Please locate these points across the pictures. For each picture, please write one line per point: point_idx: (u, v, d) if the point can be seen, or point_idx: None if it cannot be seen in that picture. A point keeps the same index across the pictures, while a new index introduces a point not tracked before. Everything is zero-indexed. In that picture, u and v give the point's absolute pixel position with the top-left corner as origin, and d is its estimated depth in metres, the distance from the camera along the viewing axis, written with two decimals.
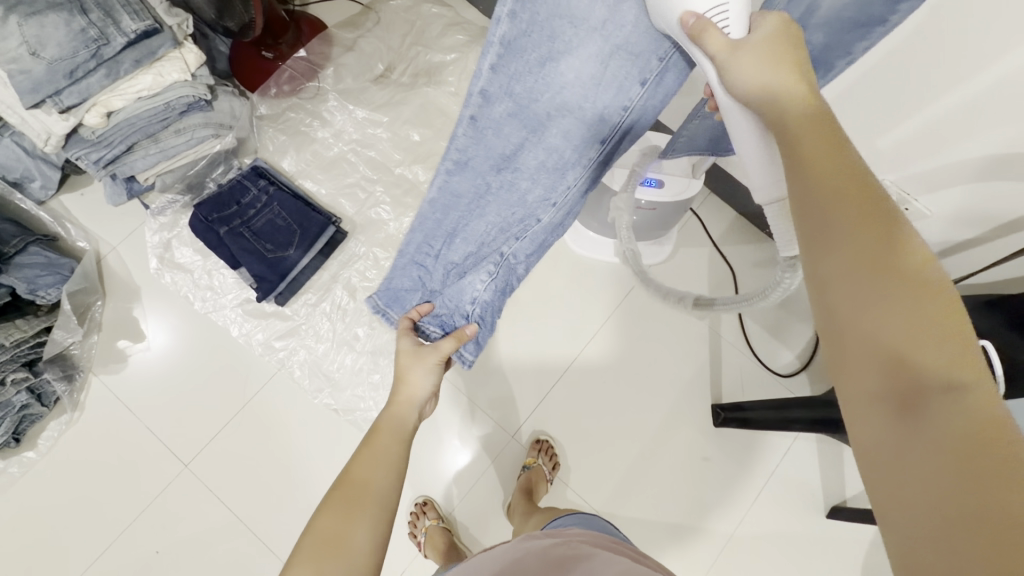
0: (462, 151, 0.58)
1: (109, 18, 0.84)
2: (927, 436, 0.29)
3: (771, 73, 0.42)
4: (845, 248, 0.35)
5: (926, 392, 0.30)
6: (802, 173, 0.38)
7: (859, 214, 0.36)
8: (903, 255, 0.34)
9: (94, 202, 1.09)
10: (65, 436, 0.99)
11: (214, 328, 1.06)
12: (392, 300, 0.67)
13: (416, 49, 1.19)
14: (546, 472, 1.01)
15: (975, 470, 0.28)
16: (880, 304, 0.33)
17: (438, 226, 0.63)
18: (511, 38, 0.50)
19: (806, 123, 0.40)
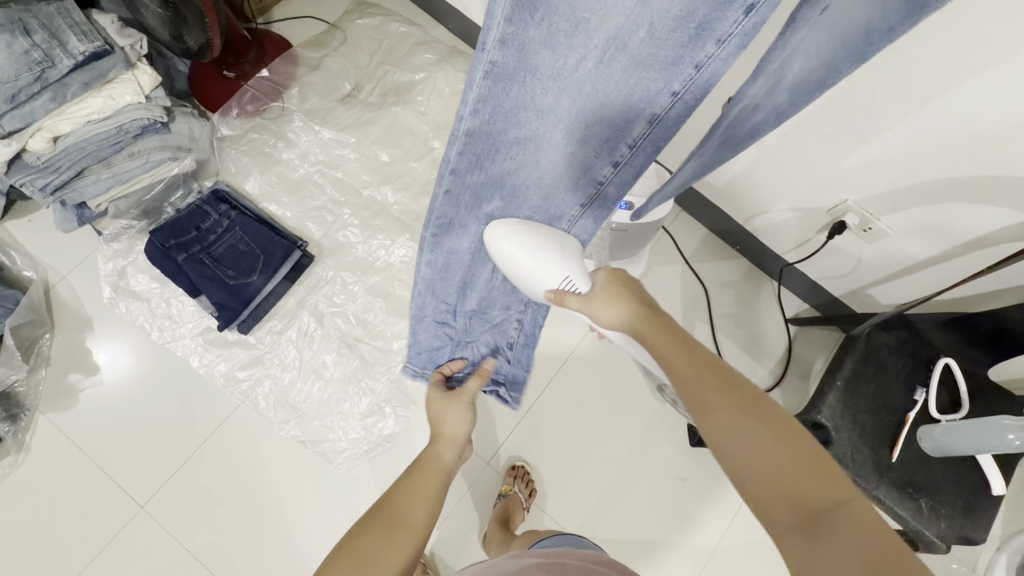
0: (445, 217, 0.58)
1: (55, 39, 0.80)
2: (839, 545, 0.36)
3: (618, 305, 0.57)
4: (726, 416, 0.45)
5: (825, 510, 0.39)
6: (659, 352, 0.52)
7: (717, 383, 0.48)
8: (769, 422, 0.44)
9: (42, 228, 1.04)
10: (9, 479, 0.93)
11: (174, 359, 1.01)
12: (427, 361, 0.77)
13: (384, 68, 1.17)
14: (522, 499, 0.99)
15: (870, 545, 0.36)
16: (766, 451, 0.43)
17: (447, 284, 0.67)
18: (475, 129, 0.49)
19: (666, 342, 0.53)
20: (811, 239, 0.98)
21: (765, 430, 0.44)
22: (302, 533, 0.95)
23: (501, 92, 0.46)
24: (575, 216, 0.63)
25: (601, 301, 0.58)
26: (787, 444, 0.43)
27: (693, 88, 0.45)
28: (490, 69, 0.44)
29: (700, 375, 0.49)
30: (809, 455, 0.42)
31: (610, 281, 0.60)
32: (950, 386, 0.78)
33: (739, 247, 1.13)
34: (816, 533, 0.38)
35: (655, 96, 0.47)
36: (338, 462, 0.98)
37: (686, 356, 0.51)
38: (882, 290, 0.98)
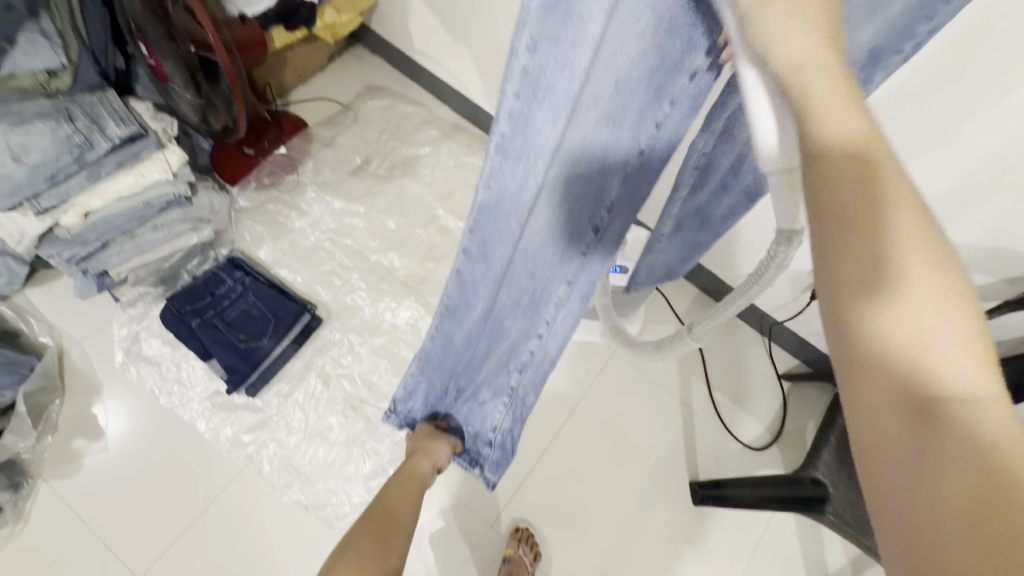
0: (450, 300, 0.62)
1: (95, 125, 0.88)
2: (933, 448, 0.22)
3: (790, 41, 0.26)
4: (847, 236, 0.25)
5: (941, 401, 0.22)
6: (815, 131, 0.25)
7: (871, 188, 0.24)
8: (914, 263, 0.24)
9: (62, 296, 1.08)
10: (5, 551, 0.92)
11: (179, 422, 1.02)
12: (407, 421, 0.84)
13: (391, 144, 1.27)
14: (527, 563, 0.97)
15: (985, 481, 0.21)
16: (897, 299, 0.24)
17: (440, 365, 0.73)
18: (485, 204, 0.48)
19: (825, 78, 0.25)
20: (795, 298, 1.03)
21: (928, 298, 0.23)
22: None
23: (501, 170, 0.44)
24: (556, 309, 0.64)
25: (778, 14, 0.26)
26: (931, 294, 0.24)
27: (657, 146, 0.46)
28: (507, 117, 0.39)
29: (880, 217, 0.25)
30: (952, 328, 0.23)
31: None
32: None
33: (728, 305, 1.18)
34: (914, 433, 0.22)
35: (622, 156, 0.46)
36: (341, 528, 0.97)
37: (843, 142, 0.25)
38: None
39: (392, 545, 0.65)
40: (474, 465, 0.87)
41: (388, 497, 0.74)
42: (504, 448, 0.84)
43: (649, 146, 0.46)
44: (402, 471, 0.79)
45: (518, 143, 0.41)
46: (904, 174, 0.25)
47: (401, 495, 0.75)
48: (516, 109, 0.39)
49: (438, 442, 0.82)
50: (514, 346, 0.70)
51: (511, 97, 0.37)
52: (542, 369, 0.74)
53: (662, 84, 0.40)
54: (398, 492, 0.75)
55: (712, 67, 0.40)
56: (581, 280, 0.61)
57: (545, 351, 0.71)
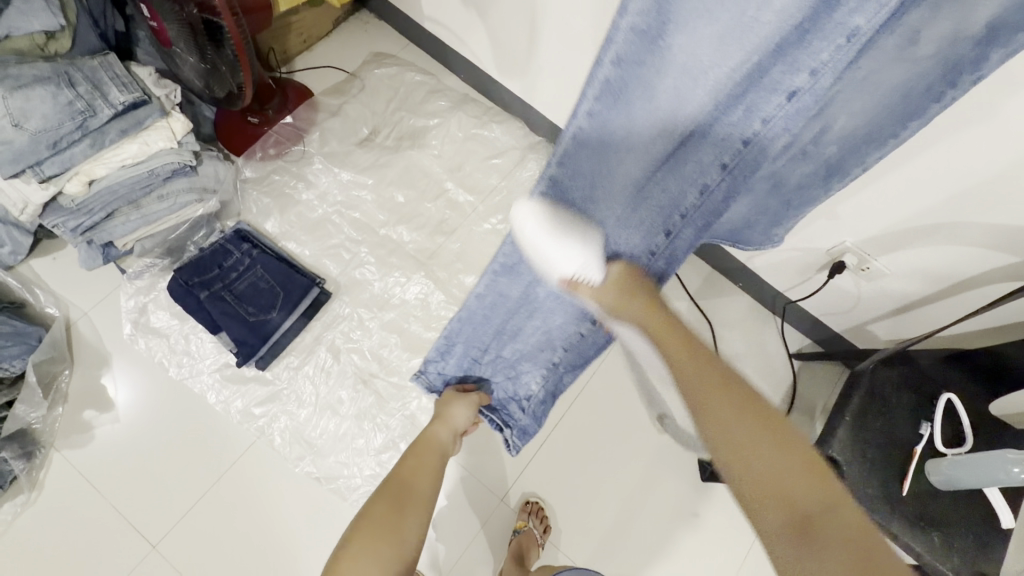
0: (510, 256, 0.65)
1: (97, 91, 0.85)
2: (823, 558, 0.42)
3: (634, 314, 0.63)
4: (733, 418, 0.50)
5: (814, 517, 0.44)
6: (684, 378, 0.55)
7: (721, 387, 0.52)
8: (777, 430, 0.49)
9: (66, 266, 1.06)
10: (21, 518, 0.92)
11: (190, 394, 1.02)
12: (440, 381, 0.84)
13: (400, 114, 1.24)
14: (537, 536, 0.99)
15: (859, 544, 0.42)
16: (756, 450, 0.48)
17: (484, 329, 0.75)
18: (581, 137, 0.51)
19: (680, 355, 0.57)
20: (811, 277, 1.02)
21: (778, 457, 0.48)
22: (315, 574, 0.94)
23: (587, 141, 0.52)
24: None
25: (607, 294, 0.63)
26: (783, 442, 0.48)
27: (741, 161, 0.51)
28: (603, 86, 0.47)
29: (710, 380, 0.53)
30: (790, 452, 0.48)
31: (616, 280, 0.63)
32: (955, 421, 0.81)
33: (741, 283, 1.17)
34: (805, 543, 0.43)
35: (706, 167, 0.53)
36: (353, 500, 0.98)
37: (696, 371, 0.54)
38: (883, 326, 1.01)
39: (407, 522, 0.68)
40: (504, 428, 0.88)
41: (403, 469, 0.75)
42: (541, 412, 0.88)
43: (733, 161, 0.51)
44: (420, 439, 0.80)
45: (594, 135, 0.51)
46: (712, 370, 0.54)
47: (415, 467, 0.76)
48: (613, 76, 0.46)
49: (452, 410, 0.80)
50: (571, 316, 0.74)
51: (608, 63, 0.45)
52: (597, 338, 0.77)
53: (757, 101, 0.46)
54: (413, 464, 0.76)
55: (816, 88, 0.44)
56: (661, 257, 0.64)
57: (590, 334, 0.78)
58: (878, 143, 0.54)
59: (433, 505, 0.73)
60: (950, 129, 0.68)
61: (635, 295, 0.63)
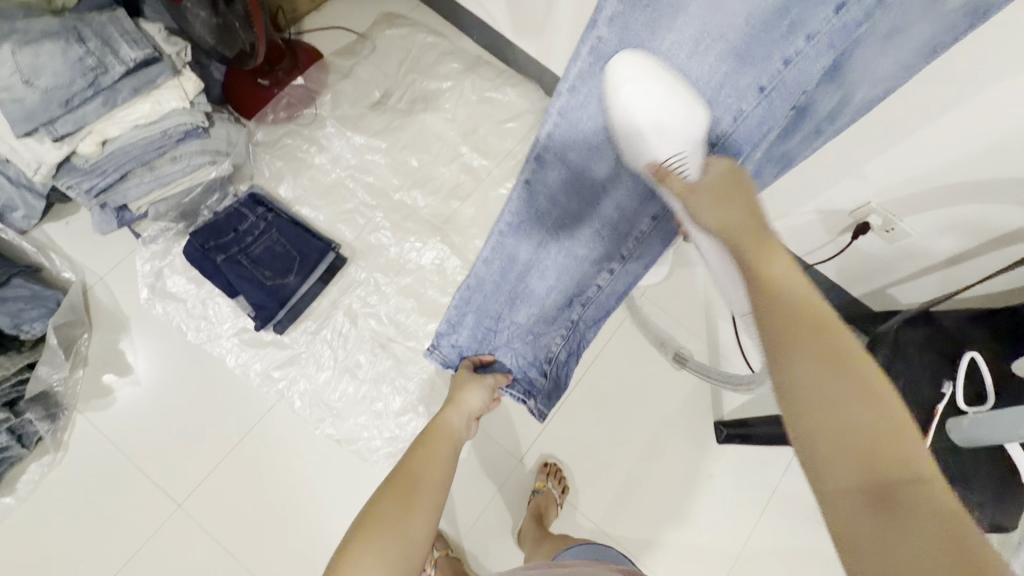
0: (515, 214, 0.65)
1: (108, 47, 0.83)
2: (917, 536, 0.29)
3: (722, 210, 0.48)
4: (807, 350, 0.37)
5: (901, 488, 0.31)
6: (759, 292, 0.41)
7: (798, 314, 0.38)
8: (848, 374, 0.36)
9: (80, 231, 1.05)
10: (47, 478, 0.94)
11: (209, 358, 1.02)
12: (455, 353, 0.79)
13: (412, 77, 1.21)
14: (556, 496, 1.00)
15: (949, 528, 0.29)
16: (839, 389, 0.35)
17: (497, 291, 0.72)
18: (565, 110, 0.55)
19: (752, 239, 0.45)
20: (832, 240, 1.01)
21: (869, 402, 0.34)
22: (338, 532, 0.96)
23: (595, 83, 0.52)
24: (636, 243, 0.67)
25: (704, 188, 0.50)
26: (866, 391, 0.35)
27: (778, 84, 0.50)
28: (610, 23, 0.48)
29: (787, 313, 0.39)
30: (883, 409, 0.34)
31: (718, 177, 0.50)
32: (975, 379, 0.81)
33: None
34: (887, 509, 0.31)
35: (742, 92, 0.51)
36: (374, 461, 0.99)
37: (779, 287, 0.40)
38: (902, 290, 1.01)
39: (417, 514, 0.60)
40: (527, 398, 0.82)
41: (416, 454, 0.68)
42: (559, 381, 0.83)
43: (772, 82, 0.50)
44: (431, 426, 0.73)
45: (598, 79, 0.52)
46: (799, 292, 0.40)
47: (429, 453, 0.69)
48: (620, 11, 0.47)
49: (466, 395, 0.75)
50: (589, 268, 0.70)
51: None
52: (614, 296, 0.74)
53: (800, 15, 0.45)
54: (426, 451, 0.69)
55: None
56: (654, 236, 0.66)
57: (615, 287, 0.73)
58: (878, 53, 0.51)
59: (445, 499, 0.65)
60: (991, 79, 0.66)
61: (738, 196, 0.49)
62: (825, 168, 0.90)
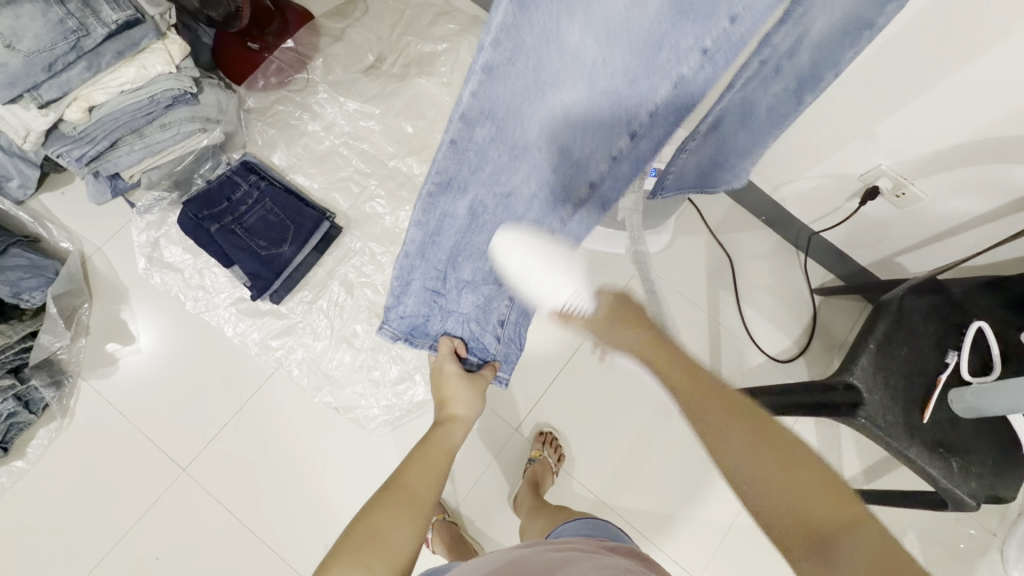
0: (445, 171, 0.47)
1: (89, 8, 0.80)
2: (851, 561, 0.44)
3: (626, 339, 0.61)
4: (743, 440, 0.49)
5: (835, 537, 0.46)
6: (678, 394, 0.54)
7: (721, 404, 0.51)
8: (760, 426, 0.50)
9: (76, 201, 1.05)
10: (56, 443, 0.96)
11: (207, 327, 1.03)
12: (409, 326, 0.66)
13: (406, 39, 1.16)
14: (551, 464, 1.01)
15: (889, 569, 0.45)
16: (764, 463, 0.48)
17: (437, 249, 0.56)
18: (496, 61, 0.38)
19: (678, 374, 0.56)
20: (841, 206, 0.97)
21: (794, 476, 0.48)
22: (339, 497, 0.98)
23: (536, 17, 0.37)
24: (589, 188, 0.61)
25: (602, 331, 0.65)
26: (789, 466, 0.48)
27: (725, 39, 0.50)
28: None
29: (722, 413, 0.51)
30: (810, 477, 0.48)
31: (614, 306, 0.65)
32: (982, 349, 0.79)
33: (764, 217, 1.12)
34: (828, 557, 0.45)
35: (685, 54, 0.49)
36: (372, 428, 1.01)
37: (674, 367, 0.56)
38: (911, 258, 0.98)
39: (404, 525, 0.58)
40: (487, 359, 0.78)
41: (409, 470, 0.66)
42: (512, 343, 0.79)
43: (715, 41, 0.50)
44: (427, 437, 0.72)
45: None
46: (703, 374, 0.55)
47: (415, 468, 0.66)
48: None
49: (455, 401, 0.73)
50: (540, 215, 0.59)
51: None
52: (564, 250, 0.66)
53: None
54: (413, 464, 0.67)
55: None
56: (603, 184, 0.63)
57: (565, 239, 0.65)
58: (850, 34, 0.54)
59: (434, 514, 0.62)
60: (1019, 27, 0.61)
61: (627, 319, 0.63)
62: (832, 130, 0.86)
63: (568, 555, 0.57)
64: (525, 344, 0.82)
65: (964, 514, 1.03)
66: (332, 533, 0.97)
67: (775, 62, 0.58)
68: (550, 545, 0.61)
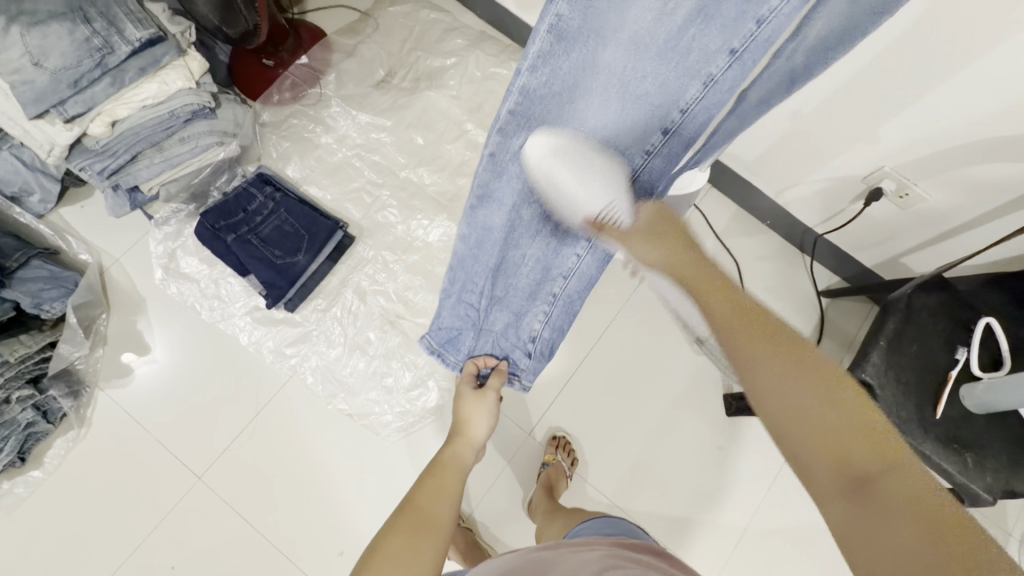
0: (485, 186, 0.60)
1: (113, 27, 0.84)
2: (886, 510, 0.36)
3: (667, 251, 0.59)
4: (774, 374, 0.45)
5: (873, 476, 0.38)
6: (711, 311, 0.52)
7: (760, 336, 0.48)
8: (807, 370, 0.45)
9: (94, 215, 1.07)
10: (72, 453, 0.97)
11: (223, 336, 1.04)
12: (445, 337, 0.85)
13: (416, 54, 1.20)
14: (565, 468, 1.01)
15: (933, 521, 0.35)
16: (800, 399, 0.43)
17: (476, 261, 0.71)
18: (531, 87, 0.48)
19: (724, 306, 0.52)
20: (844, 208, 0.99)
21: (831, 408, 0.42)
22: (353, 505, 0.99)
23: (561, 55, 0.46)
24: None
25: (637, 237, 0.61)
26: (831, 398, 0.43)
27: (752, 45, 0.48)
28: (553, 24, 0.44)
29: (757, 343, 0.47)
30: (846, 410, 0.42)
31: (654, 222, 0.61)
32: (990, 345, 0.80)
33: (769, 221, 1.14)
34: (858, 499, 0.38)
35: (713, 56, 0.49)
36: (386, 434, 1.01)
37: (728, 305, 0.52)
38: (916, 259, 0.99)
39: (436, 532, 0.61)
40: (514, 378, 0.90)
41: (428, 485, 0.70)
42: (541, 357, 0.87)
43: (743, 45, 0.47)
44: (441, 455, 0.77)
45: (575, 20, 0.44)
46: (749, 301, 0.51)
47: (434, 480, 0.71)
48: None
49: (473, 419, 0.81)
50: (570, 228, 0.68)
51: None
52: (589, 273, 0.74)
53: None
54: (431, 479, 0.72)
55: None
56: (636, 190, 0.61)
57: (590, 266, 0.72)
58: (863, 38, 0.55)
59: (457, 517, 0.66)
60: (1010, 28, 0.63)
61: (671, 237, 0.60)
62: (832, 134, 0.88)
63: (586, 546, 0.61)
64: (553, 356, 0.87)
65: (979, 515, 1.02)
66: (347, 541, 0.97)
67: (781, 81, 0.54)
68: (570, 544, 0.64)
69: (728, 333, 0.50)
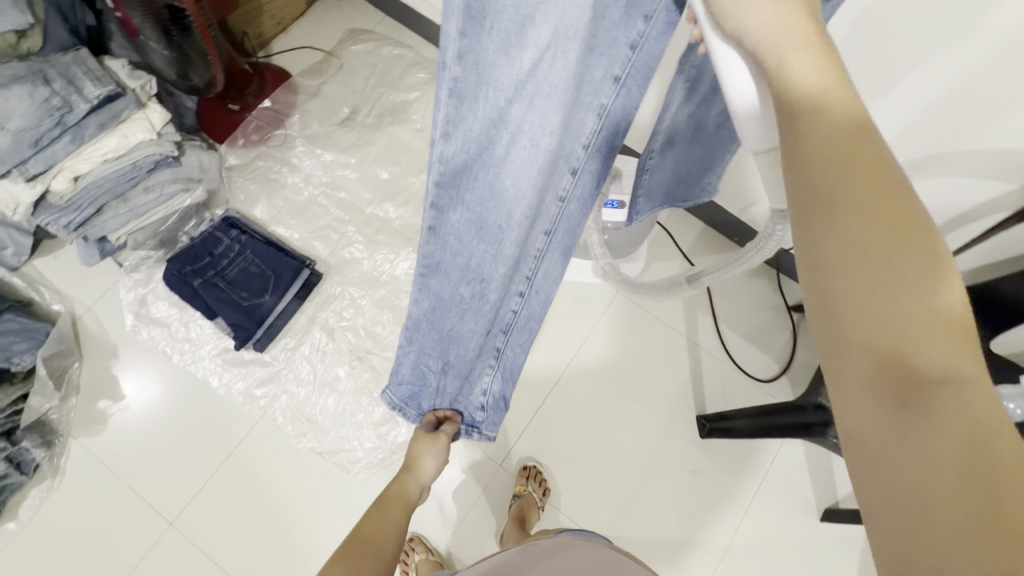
0: (430, 257, 0.50)
1: (72, 86, 0.86)
2: (932, 419, 0.23)
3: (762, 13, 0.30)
4: (852, 231, 0.26)
5: (926, 379, 0.23)
6: (801, 132, 0.29)
7: (870, 205, 0.26)
8: (907, 242, 0.25)
9: (68, 264, 1.10)
10: (47, 502, 0.98)
11: (194, 379, 1.05)
12: (408, 394, 0.63)
13: (379, 90, 1.22)
14: (536, 499, 1.00)
15: (977, 453, 0.22)
16: (877, 264, 0.25)
17: (433, 341, 0.58)
18: (450, 156, 0.42)
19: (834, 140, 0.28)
20: None
21: (919, 292, 0.25)
22: (324, 545, 0.98)
23: (469, 114, 0.40)
24: (537, 262, 0.57)
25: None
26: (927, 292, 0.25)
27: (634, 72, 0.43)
28: (453, 86, 0.38)
29: (857, 184, 0.27)
30: (936, 312, 0.24)
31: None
32: None
33: (735, 238, 1.14)
34: (899, 397, 0.24)
35: (599, 85, 0.44)
36: (356, 472, 1.01)
37: (833, 134, 0.28)
38: None
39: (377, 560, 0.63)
40: (472, 431, 0.68)
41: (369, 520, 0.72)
42: (498, 407, 0.68)
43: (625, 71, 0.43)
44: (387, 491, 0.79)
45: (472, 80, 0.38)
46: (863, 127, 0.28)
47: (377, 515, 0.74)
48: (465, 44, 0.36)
49: (421, 457, 0.78)
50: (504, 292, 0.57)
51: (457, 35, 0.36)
52: (531, 326, 0.62)
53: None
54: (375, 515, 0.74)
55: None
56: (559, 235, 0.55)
57: (532, 312, 0.61)
58: None
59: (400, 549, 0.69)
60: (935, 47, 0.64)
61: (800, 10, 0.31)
62: None
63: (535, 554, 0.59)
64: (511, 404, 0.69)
65: None
66: None
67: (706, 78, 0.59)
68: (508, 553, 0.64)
69: (804, 164, 0.28)
